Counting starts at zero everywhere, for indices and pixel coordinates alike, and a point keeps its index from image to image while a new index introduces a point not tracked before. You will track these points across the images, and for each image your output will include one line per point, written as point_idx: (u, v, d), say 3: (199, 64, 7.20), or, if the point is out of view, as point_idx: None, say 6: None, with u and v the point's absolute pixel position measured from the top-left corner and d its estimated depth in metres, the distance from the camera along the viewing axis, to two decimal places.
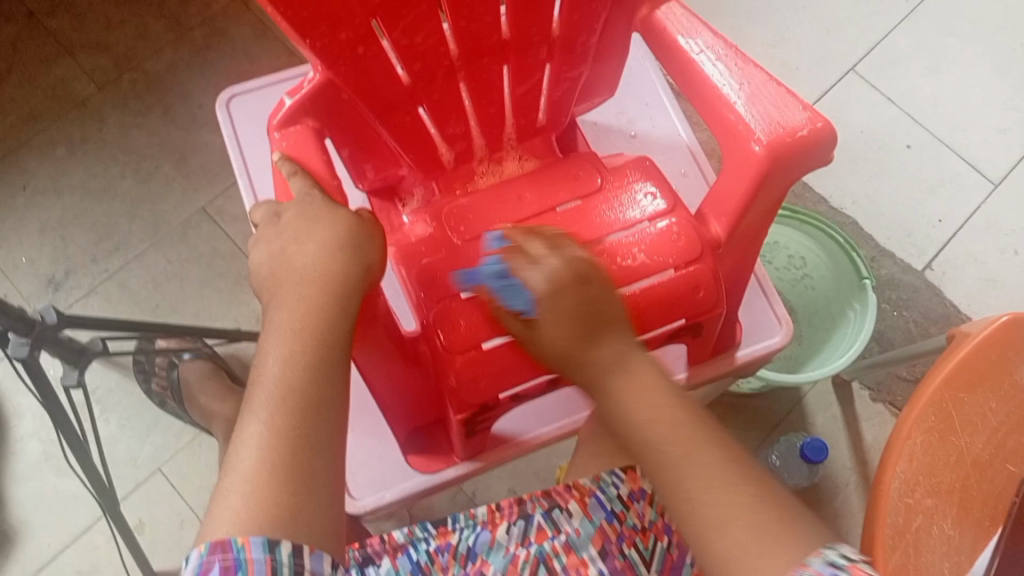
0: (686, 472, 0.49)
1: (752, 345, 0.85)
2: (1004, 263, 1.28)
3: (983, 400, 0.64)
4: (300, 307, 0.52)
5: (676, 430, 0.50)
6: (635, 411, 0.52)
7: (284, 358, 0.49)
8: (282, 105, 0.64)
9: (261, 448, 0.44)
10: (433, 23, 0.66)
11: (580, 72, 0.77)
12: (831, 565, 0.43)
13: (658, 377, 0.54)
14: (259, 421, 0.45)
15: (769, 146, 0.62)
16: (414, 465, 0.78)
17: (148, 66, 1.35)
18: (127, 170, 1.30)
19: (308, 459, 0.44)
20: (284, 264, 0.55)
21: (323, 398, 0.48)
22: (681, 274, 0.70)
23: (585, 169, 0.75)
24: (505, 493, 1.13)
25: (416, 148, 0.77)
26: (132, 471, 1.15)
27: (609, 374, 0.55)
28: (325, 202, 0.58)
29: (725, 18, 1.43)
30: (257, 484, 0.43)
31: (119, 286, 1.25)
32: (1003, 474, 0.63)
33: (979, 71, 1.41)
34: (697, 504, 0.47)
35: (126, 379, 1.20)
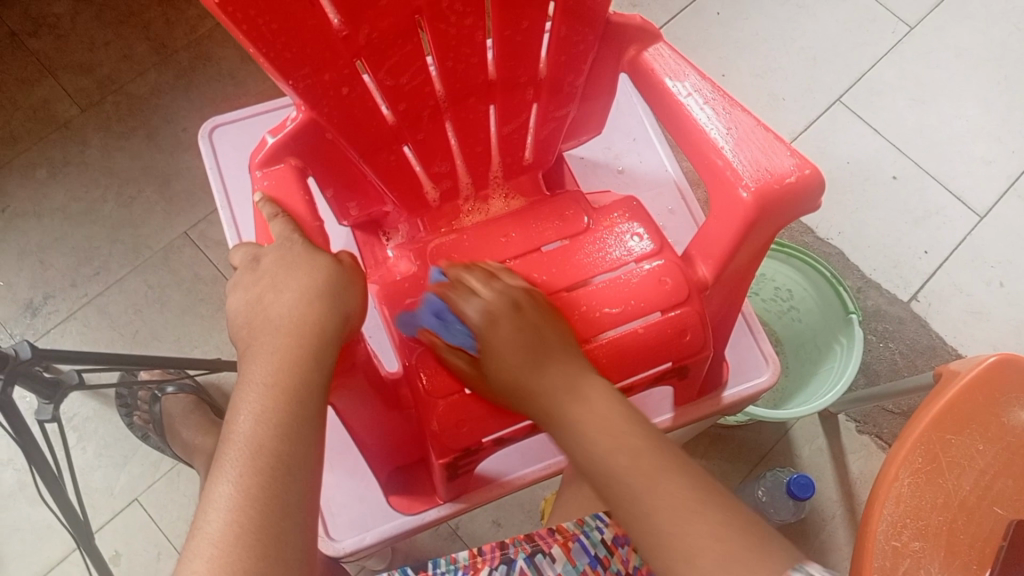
0: (646, 496, 0.49)
1: (738, 385, 0.84)
2: (990, 295, 1.28)
3: (969, 442, 0.67)
4: (273, 358, 0.50)
5: (628, 450, 0.51)
6: (591, 433, 0.54)
7: (255, 414, 0.47)
8: (264, 144, 0.63)
9: (229, 511, 0.43)
10: (419, 63, 0.65)
11: (567, 112, 0.76)
12: None
13: (611, 403, 0.56)
14: (228, 482, 0.44)
15: (757, 192, 0.61)
16: (395, 506, 0.76)
17: (132, 88, 1.34)
18: (109, 193, 1.29)
19: (277, 522, 0.43)
20: (260, 313, 0.54)
21: (294, 456, 0.46)
22: (667, 318, 0.69)
23: (572, 209, 0.75)
24: (489, 526, 1.11)
25: (400, 186, 0.76)
26: (109, 501, 1.13)
27: (562, 400, 0.56)
28: (305, 247, 0.57)
29: (712, 49, 1.44)
30: (224, 550, 0.41)
31: (99, 311, 1.23)
32: (990, 516, 0.66)
33: (965, 103, 1.41)
34: (659, 525, 0.47)
35: (103, 407, 1.18)
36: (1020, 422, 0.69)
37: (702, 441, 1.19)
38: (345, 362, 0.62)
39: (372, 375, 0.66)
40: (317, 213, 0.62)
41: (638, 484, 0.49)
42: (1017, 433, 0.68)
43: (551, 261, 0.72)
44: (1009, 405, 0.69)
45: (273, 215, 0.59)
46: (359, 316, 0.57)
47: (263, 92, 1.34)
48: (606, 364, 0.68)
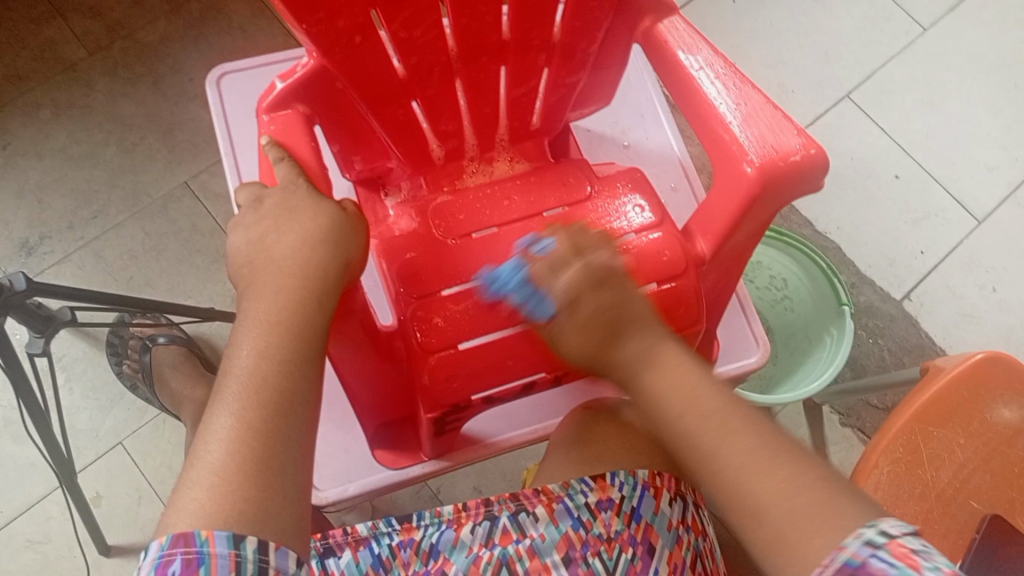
0: (722, 463, 0.47)
1: (728, 364, 0.85)
2: (981, 300, 1.29)
3: (950, 437, 0.68)
4: (277, 295, 0.51)
5: (710, 408, 0.49)
6: (669, 400, 0.51)
7: (258, 349, 0.48)
8: (274, 89, 0.63)
9: (229, 441, 0.43)
10: (434, 18, 0.66)
11: (577, 79, 0.77)
12: (869, 543, 0.39)
13: (691, 367, 0.53)
14: (229, 414, 0.44)
15: (761, 168, 0.61)
16: (380, 460, 0.78)
17: (140, 35, 1.33)
18: (112, 138, 1.28)
19: (276, 453, 0.44)
20: (262, 252, 0.54)
21: (296, 392, 0.47)
22: (662, 291, 0.69)
23: (575, 175, 0.75)
24: (471, 492, 1.12)
25: (407, 142, 0.76)
26: (94, 444, 1.14)
27: (648, 373, 0.53)
28: (308, 193, 0.58)
29: (724, 35, 1.44)
30: (224, 477, 0.42)
31: (94, 255, 1.22)
32: (965, 510, 0.67)
33: (972, 108, 1.42)
34: (743, 489, 0.45)
35: (94, 349, 1.18)
36: (1003, 420, 0.69)
37: None
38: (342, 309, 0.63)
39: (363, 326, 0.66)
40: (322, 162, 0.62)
41: (716, 451, 0.47)
42: (999, 429, 0.69)
43: None
44: (994, 401, 0.70)
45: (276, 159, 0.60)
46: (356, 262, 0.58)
47: (272, 47, 1.33)
48: None
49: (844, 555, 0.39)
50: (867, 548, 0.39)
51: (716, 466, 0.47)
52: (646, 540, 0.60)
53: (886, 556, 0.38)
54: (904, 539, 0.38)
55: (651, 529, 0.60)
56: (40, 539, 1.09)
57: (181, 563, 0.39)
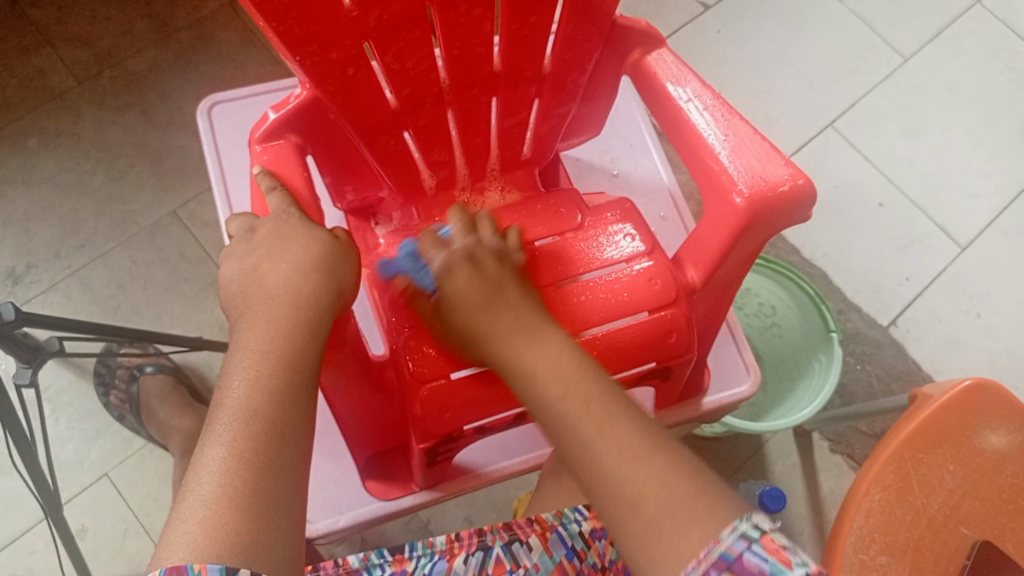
0: (600, 447, 0.47)
1: (719, 392, 0.86)
2: (966, 325, 1.30)
3: (939, 463, 0.69)
4: (268, 324, 0.51)
5: (588, 396, 0.49)
6: (547, 381, 0.51)
7: (250, 379, 0.48)
8: (266, 119, 0.63)
9: (220, 473, 0.43)
10: (426, 50, 0.66)
11: (568, 110, 0.78)
12: (743, 536, 0.41)
13: (566, 349, 0.54)
14: (221, 445, 0.44)
15: (750, 198, 0.62)
16: (371, 491, 0.78)
17: (130, 64, 1.34)
18: (100, 166, 1.28)
19: (269, 487, 0.43)
20: (256, 282, 0.54)
21: (289, 424, 0.46)
22: (654, 319, 0.70)
23: (566, 207, 0.75)
24: (461, 523, 1.11)
25: (398, 172, 0.77)
26: (79, 475, 1.12)
27: (522, 339, 0.55)
28: (300, 222, 0.58)
29: (709, 65, 1.46)
30: (216, 511, 0.41)
31: (81, 284, 1.22)
32: (956, 535, 0.67)
33: (953, 137, 1.44)
34: (622, 469, 0.45)
35: (79, 379, 1.17)
36: (991, 446, 0.70)
37: None
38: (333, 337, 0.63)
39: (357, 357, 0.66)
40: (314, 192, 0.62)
41: (594, 436, 0.47)
42: (988, 455, 0.70)
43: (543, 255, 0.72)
44: (982, 427, 0.70)
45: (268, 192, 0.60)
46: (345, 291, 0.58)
47: (262, 75, 1.33)
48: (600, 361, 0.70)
49: (718, 547, 0.41)
50: (741, 540, 0.41)
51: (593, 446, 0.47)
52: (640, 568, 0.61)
53: (760, 551, 0.40)
54: (772, 534, 0.41)
55: None
56: (23, 572, 1.08)
57: None
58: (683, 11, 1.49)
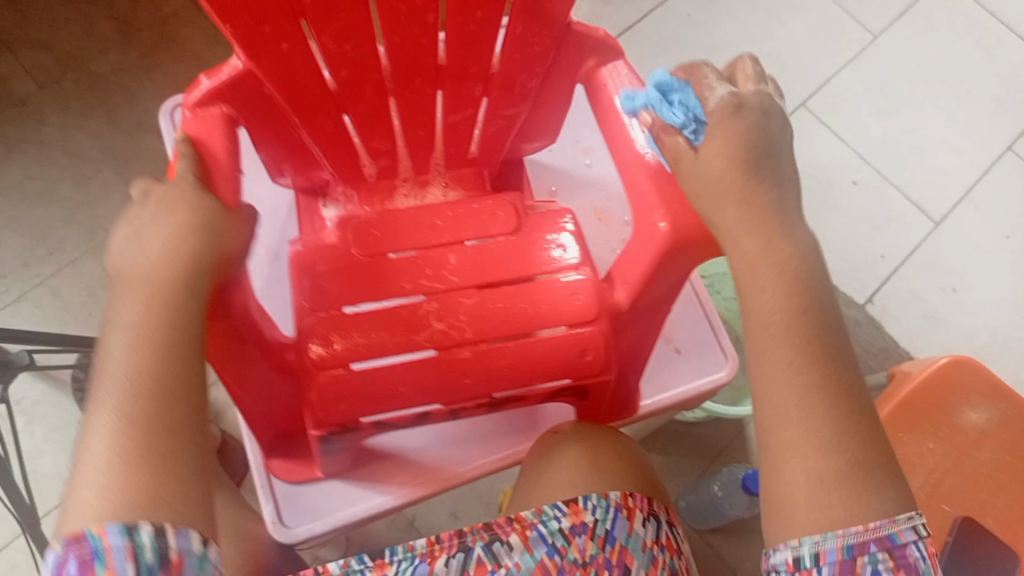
0: (810, 379, 0.49)
1: (696, 380, 0.86)
2: (943, 301, 1.31)
3: (919, 441, 0.70)
4: (143, 286, 0.52)
5: (818, 325, 0.52)
6: (791, 291, 0.53)
7: (132, 342, 0.49)
8: (199, 86, 0.66)
9: (113, 437, 0.45)
10: (365, 35, 0.66)
11: (517, 113, 0.77)
12: (913, 529, 0.45)
13: (806, 264, 0.55)
14: (109, 410, 0.46)
15: (672, 225, 0.64)
16: (273, 469, 0.78)
17: (93, 67, 1.31)
18: (66, 172, 1.26)
19: (163, 439, 0.45)
20: (135, 247, 0.54)
21: (176, 375, 0.48)
22: (571, 334, 0.71)
23: (505, 209, 0.76)
24: (447, 518, 1.11)
25: (337, 152, 0.77)
26: (57, 487, 1.11)
27: (769, 237, 0.55)
28: (190, 193, 0.58)
29: (681, 49, 1.45)
30: (110, 475, 0.44)
31: (51, 293, 1.20)
32: (938, 513, 0.68)
33: (925, 113, 1.44)
34: (810, 426, 0.48)
35: (54, 390, 1.15)
36: (971, 423, 0.71)
37: (660, 436, 1.19)
38: (214, 307, 0.60)
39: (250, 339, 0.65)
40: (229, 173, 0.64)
41: (816, 368, 0.50)
42: (968, 432, 0.70)
43: (468, 258, 0.73)
44: (962, 403, 0.71)
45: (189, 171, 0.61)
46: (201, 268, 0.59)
47: None
48: (507, 369, 0.70)
49: (888, 526, 0.45)
50: (908, 530, 0.45)
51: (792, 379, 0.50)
52: (620, 562, 0.60)
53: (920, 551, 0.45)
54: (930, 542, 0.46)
55: (626, 551, 0.61)
56: None
57: (77, 564, 0.41)
58: None
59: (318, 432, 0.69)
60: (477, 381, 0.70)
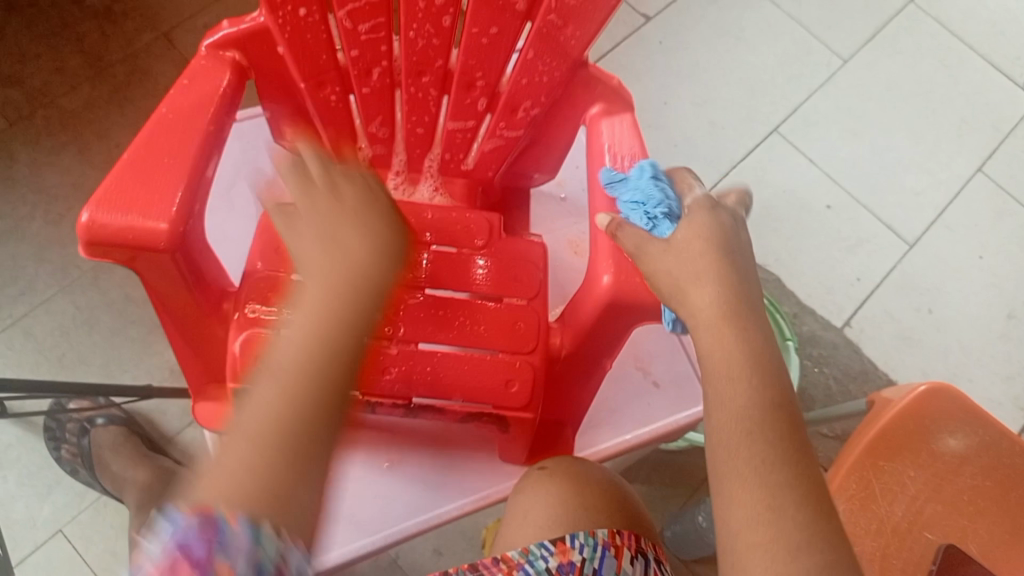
0: (763, 484, 0.47)
1: (676, 414, 0.85)
2: (919, 322, 1.32)
3: (901, 469, 0.70)
4: (324, 292, 0.50)
5: (775, 430, 0.49)
6: (751, 390, 0.51)
7: (302, 345, 0.47)
8: (220, 29, 0.68)
9: (266, 425, 0.43)
10: (382, 21, 0.69)
11: (516, 137, 0.77)
12: None
13: (768, 364, 0.52)
14: (266, 404, 0.44)
15: (615, 282, 0.64)
16: (200, 414, 0.76)
17: (63, 103, 1.30)
18: (37, 210, 1.24)
19: (311, 456, 0.44)
20: (328, 239, 0.53)
21: (336, 395, 0.46)
22: (500, 359, 0.69)
23: (480, 225, 0.75)
24: (430, 554, 1.10)
25: (336, 129, 0.79)
26: (31, 533, 1.08)
27: (732, 332, 0.53)
28: (373, 207, 0.56)
29: (655, 77, 1.46)
30: (258, 466, 0.42)
31: (23, 333, 1.18)
32: (921, 541, 0.68)
33: (895, 135, 1.46)
34: (774, 515, 0.45)
35: (27, 434, 1.13)
36: (950, 449, 0.71)
37: (642, 466, 1.18)
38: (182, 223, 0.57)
39: (190, 278, 0.63)
40: (218, 120, 0.64)
41: (769, 476, 0.47)
42: (947, 459, 0.71)
43: (425, 269, 0.72)
44: (941, 431, 0.71)
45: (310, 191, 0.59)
46: (180, 200, 0.58)
47: None
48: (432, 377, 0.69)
49: None
50: None
51: (761, 463, 0.47)
52: None
53: None
54: None
55: None
56: None
57: (201, 536, 0.39)
58: (624, 24, 1.50)
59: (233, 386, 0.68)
60: (396, 379, 0.68)
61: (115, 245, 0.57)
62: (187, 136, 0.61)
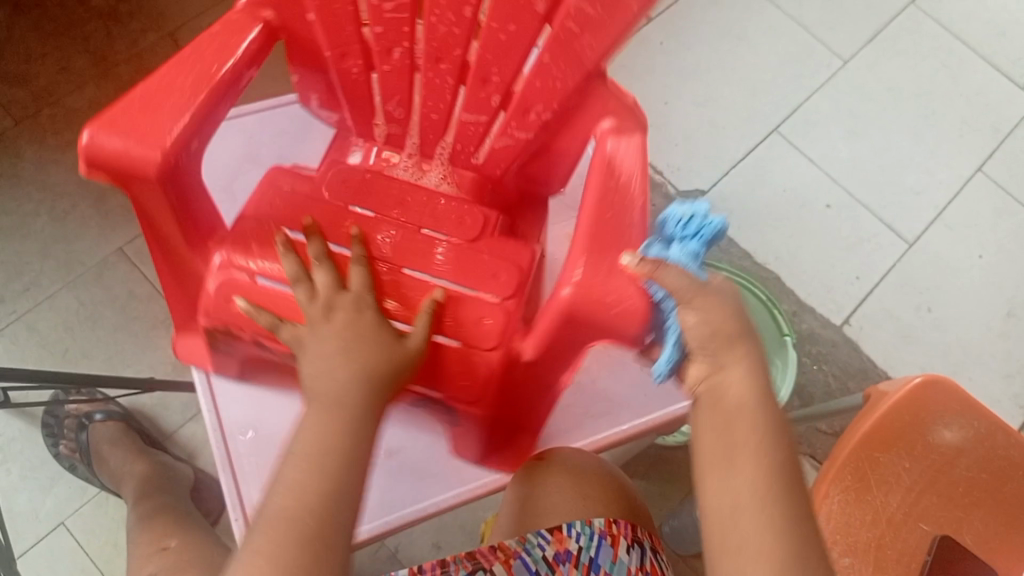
0: (752, 550, 0.50)
1: (672, 405, 0.86)
2: (918, 321, 1.32)
3: (895, 461, 0.70)
4: (335, 388, 0.60)
5: (765, 498, 0.52)
6: (745, 461, 0.54)
7: (319, 435, 0.58)
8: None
9: (292, 501, 0.54)
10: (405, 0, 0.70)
11: (525, 138, 0.77)
12: None
13: (765, 431, 0.55)
14: (290, 486, 0.55)
15: (572, 294, 0.64)
16: (178, 348, 0.83)
17: (68, 102, 1.31)
18: (42, 207, 1.25)
19: (332, 529, 0.54)
20: (339, 341, 0.63)
21: (348, 473, 0.57)
22: (456, 348, 0.69)
23: (474, 217, 0.76)
24: (429, 549, 1.10)
25: (357, 103, 0.81)
26: (33, 526, 1.09)
27: (734, 401, 0.56)
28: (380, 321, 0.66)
29: (655, 77, 1.47)
30: (286, 536, 0.52)
31: (28, 328, 1.20)
32: (916, 532, 0.68)
33: (895, 135, 1.47)
34: (788, 562, 0.49)
35: (31, 429, 1.14)
36: (946, 441, 0.71)
37: (641, 462, 1.19)
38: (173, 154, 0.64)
39: (180, 210, 0.69)
40: (235, 71, 0.70)
41: (758, 544, 0.51)
42: (943, 450, 0.70)
43: (412, 244, 0.73)
44: (938, 422, 0.71)
45: (321, 257, 0.68)
46: (178, 131, 0.65)
47: None
48: None
49: None
50: None
51: (777, 509, 0.51)
52: None
53: None
54: None
55: None
56: None
57: None
58: None
59: (203, 321, 0.72)
60: None
61: (109, 168, 0.64)
62: (191, 75, 0.67)
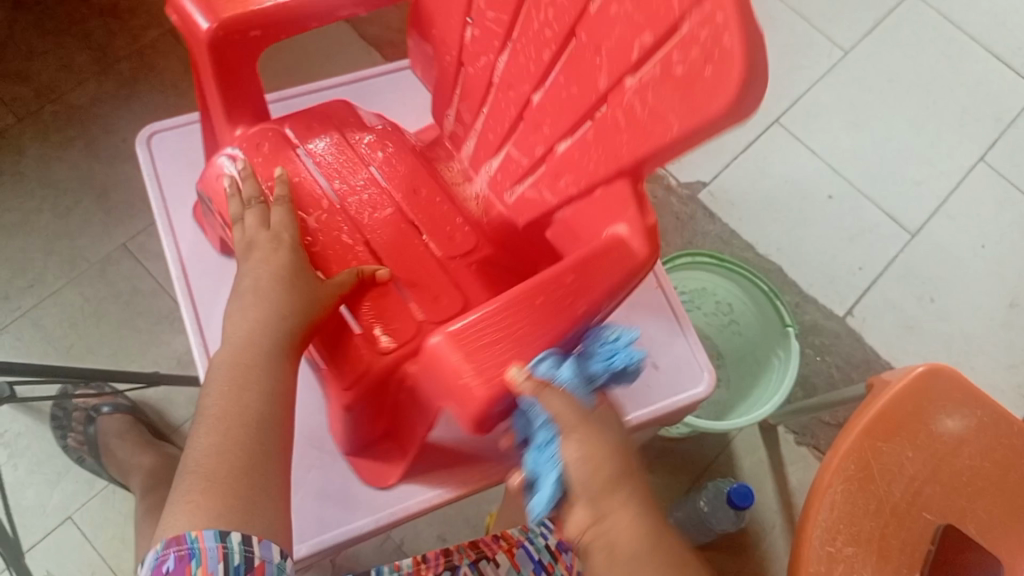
0: None
1: (675, 395, 0.84)
2: (920, 311, 1.33)
3: (898, 450, 0.69)
4: (248, 337, 0.58)
5: None
6: None
7: (227, 390, 0.56)
8: None
9: (210, 451, 0.53)
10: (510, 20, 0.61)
11: (544, 203, 0.64)
12: None
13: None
14: (204, 441, 0.53)
15: (444, 341, 0.53)
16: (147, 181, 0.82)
17: (71, 99, 1.31)
18: (45, 204, 1.26)
19: (253, 476, 0.52)
20: (257, 293, 0.61)
21: (260, 418, 0.55)
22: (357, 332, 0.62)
23: (464, 234, 0.69)
24: (434, 541, 1.11)
25: (448, 87, 0.73)
26: (41, 520, 1.10)
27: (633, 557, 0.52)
28: (297, 267, 0.62)
29: None
30: (206, 482, 0.51)
31: (33, 324, 1.20)
32: (920, 521, 0.68)
33: (896, 125, 1.47)
34: None
35: (38, 424, 1.15)
36: (948, 429, 0.71)
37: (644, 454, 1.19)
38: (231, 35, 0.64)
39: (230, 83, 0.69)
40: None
41: None
42: (945, 439, 0.70)
43: (398, 227, 0.68)
44: (939, 411, 0.71)
45: (250, 201, 0.66)
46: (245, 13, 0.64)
47: None
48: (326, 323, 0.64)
49: None
50: None
51: None
52: None
53: None
54: None
55: None
56: None
57: (174, 559, 0.48)
58: None
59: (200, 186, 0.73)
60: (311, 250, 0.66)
61: (179, 15, 0.65)
62: None
